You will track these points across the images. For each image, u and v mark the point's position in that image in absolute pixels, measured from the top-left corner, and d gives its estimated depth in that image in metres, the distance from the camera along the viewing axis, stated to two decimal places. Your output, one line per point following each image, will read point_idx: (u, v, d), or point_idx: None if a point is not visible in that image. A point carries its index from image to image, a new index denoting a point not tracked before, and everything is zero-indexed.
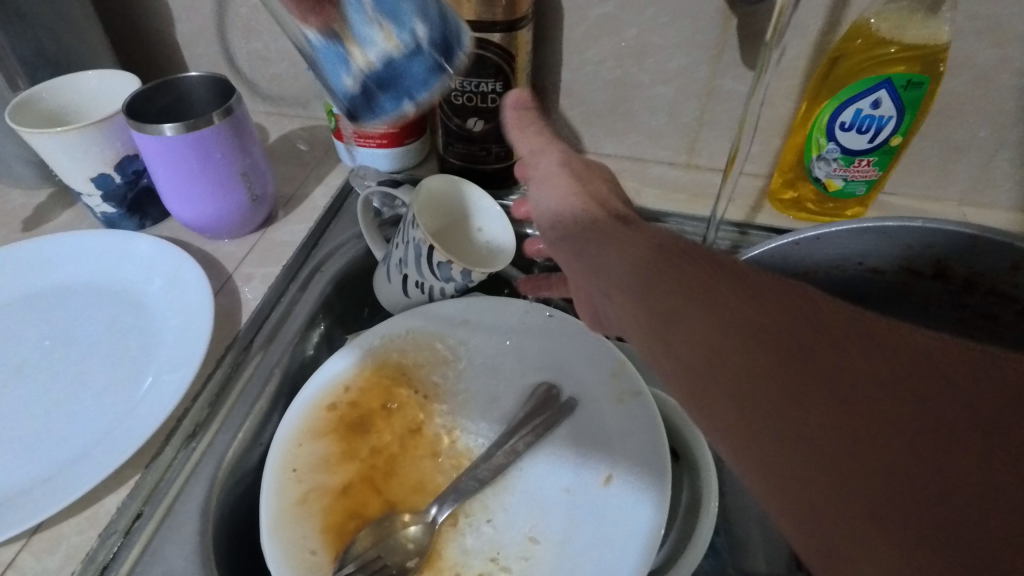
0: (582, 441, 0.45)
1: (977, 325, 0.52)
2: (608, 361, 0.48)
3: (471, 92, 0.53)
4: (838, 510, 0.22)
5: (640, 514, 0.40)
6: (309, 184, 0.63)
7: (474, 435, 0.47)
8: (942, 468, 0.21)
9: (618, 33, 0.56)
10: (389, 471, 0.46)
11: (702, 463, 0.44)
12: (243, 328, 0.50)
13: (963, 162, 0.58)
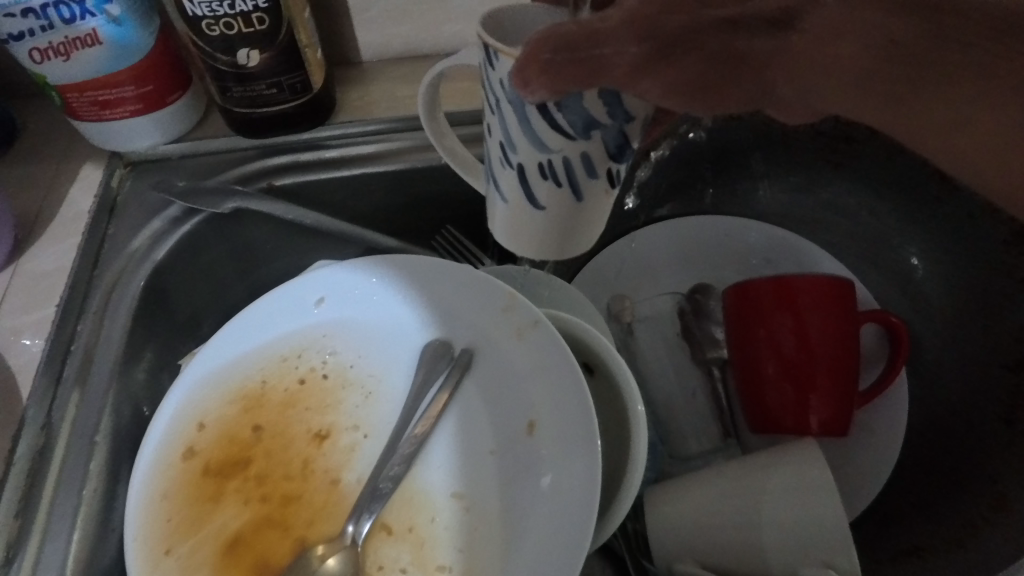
0: (494, 395, 0.40)
1: (836, 148, 0.48)
2: (495, 295, 0.41)
3: (227, 14, 0.40)
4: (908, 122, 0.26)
5: (575, 458, 0.35)
6: (61, 184, 0.48)
7: (373, 425, 0.41)
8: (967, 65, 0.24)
9: None
10: (288, 500, 0.39)
11: (624, 377, 0.40)
12: (30, 403, 0.38)
13: None
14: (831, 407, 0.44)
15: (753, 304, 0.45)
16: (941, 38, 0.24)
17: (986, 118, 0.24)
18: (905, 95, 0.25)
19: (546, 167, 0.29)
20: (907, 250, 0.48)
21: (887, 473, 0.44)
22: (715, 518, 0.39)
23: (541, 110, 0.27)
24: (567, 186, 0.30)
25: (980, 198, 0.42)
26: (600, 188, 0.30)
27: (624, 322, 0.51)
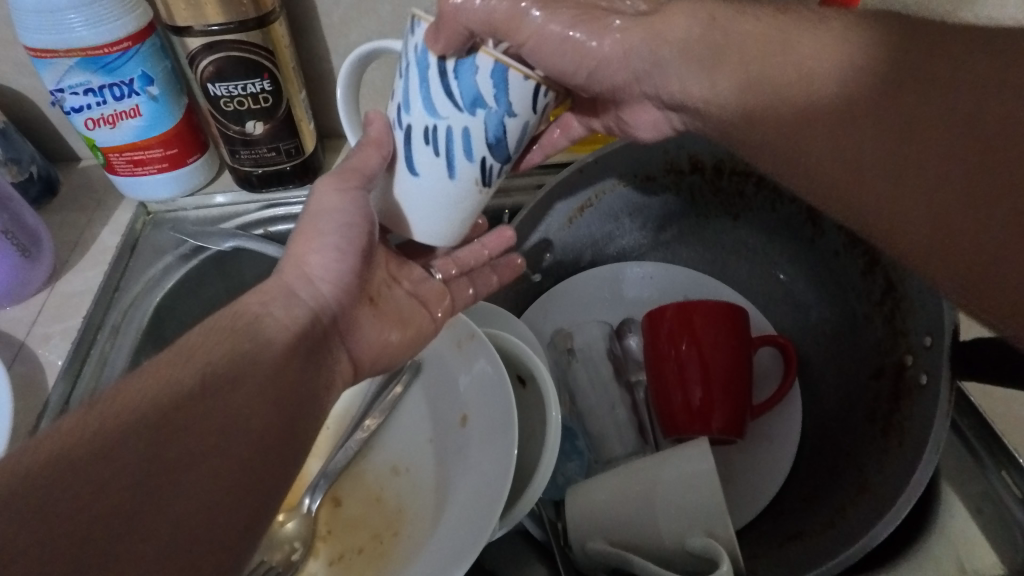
0: (435, 396, 0.47)
1: (733, 202, 0.59)
2: (442, 314, 0.49)
3: (240, 94, 0.52)
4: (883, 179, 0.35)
5: (491, 443, 0.42)
6: (94, 226, 0.58)
7: (335, 419, 0.49)
8: (886, 143, 0.35)
9: (374, 11, 0.57)
10: None
11: (544, 383, 0.47)
12: (52, 392, 0.47)
13: None
14: (726, 413, 0.51)
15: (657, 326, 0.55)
16: (895, 135, 0.35)
17: (993, 187, 0.33)
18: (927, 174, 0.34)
19: (431, 133, 0.38)
20: (779, 272, 0.59)
21: (780, 472, 0.52)
22: (622, 503, 0.46)
23: (442, 76, 0.36)
24: (444, 157, 0.38)
25: (841, 238, 0.52)
26: (471, 171, 0.39)
27: (561, 348, 0.58)
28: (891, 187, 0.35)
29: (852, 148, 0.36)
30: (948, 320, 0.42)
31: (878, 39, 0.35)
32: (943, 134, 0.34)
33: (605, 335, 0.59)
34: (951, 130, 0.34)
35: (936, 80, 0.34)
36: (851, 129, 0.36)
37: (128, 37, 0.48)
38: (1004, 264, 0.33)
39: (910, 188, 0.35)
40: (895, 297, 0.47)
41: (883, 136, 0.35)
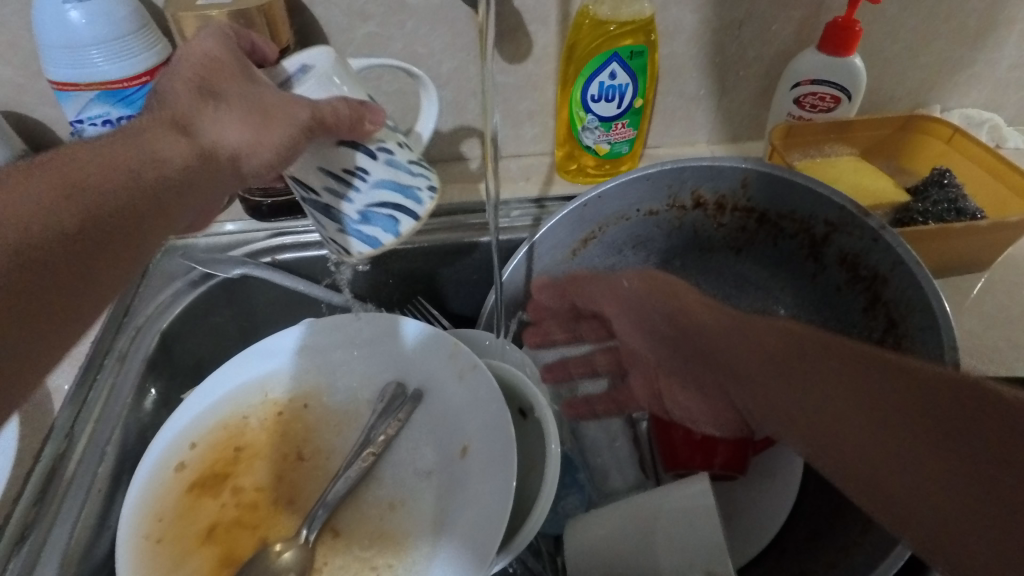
0: (436, 426, 0.48)
1: (735, 237, 0.59)
2: (444, 344, 0.50)
3: None
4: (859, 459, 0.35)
5: (494, 475, 0.43)
6: None
7: (335, 448, 0.49)
8: (874, 417, 0.35)
9: (386, 49, 0.60)
10: (255, 506, 0.47)
11: (543, 414, 0.47)
12: (58, 417, 0.48)
13: (702, 108, 0.69)
14: (728, 451, 0.51)
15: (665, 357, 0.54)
16: (875, 427, 0.35)
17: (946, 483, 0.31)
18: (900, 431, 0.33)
19: (383, 153, 0.42)
20: (781, 308, 0.59)
21: (785, 509, 0.51)
22: (621, 537, 0.46)
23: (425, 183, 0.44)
24: (354, 165, 0.41)
25: (842, 274, 0.53)
26: (322, 178, 0.41)
27: (564, 380, 0.59)
28: (886, 459, 0.34)
29: (823, 401, 0.38)
30: (948, 357, 0.42)
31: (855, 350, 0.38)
32: (899, 407, 0.34)
33: (608, 367, 0.59)
34: (916, 401, 0.34)
35: (908, 373, 0.35)
36: (823, 399, 0.38)
37: (146, 72, 0.50)
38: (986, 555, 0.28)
39: (867, 447, 0.35)
40: (897, 334, 0.48)
41: (860, 411, 0.36)
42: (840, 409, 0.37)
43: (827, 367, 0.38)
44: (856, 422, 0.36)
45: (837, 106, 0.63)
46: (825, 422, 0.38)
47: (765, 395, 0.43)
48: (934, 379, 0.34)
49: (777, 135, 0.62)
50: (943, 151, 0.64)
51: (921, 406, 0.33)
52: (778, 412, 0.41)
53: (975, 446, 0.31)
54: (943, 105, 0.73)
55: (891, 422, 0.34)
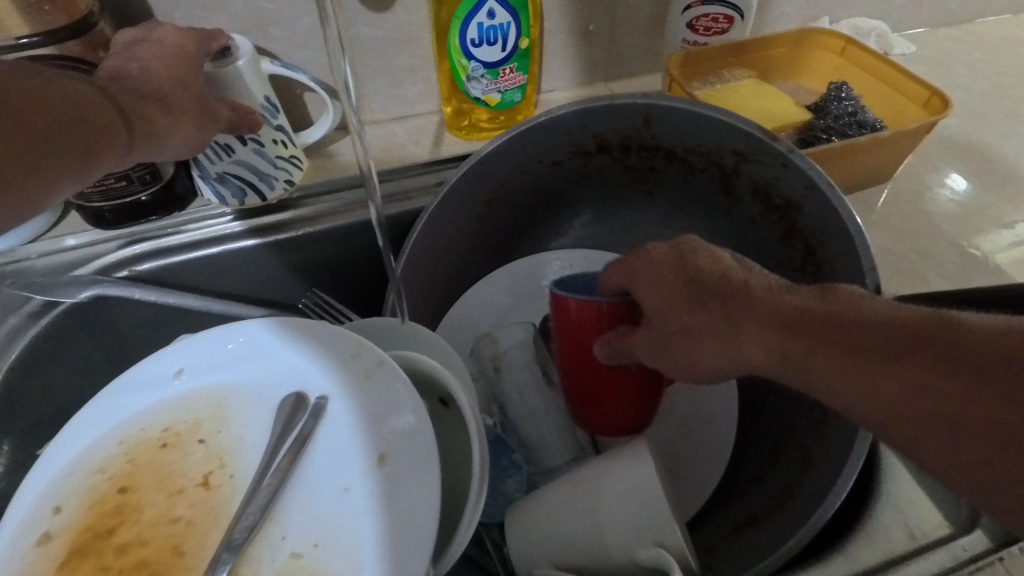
0: (345, 436, 0.42)
1: (645, 180, 0.56)
2: (345, 344, 0.45)
3: None
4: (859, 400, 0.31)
5: (419, 480, 0.38)
6: None
7: (234, 480, 0.42)
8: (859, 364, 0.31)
9: (223, 6, 0.50)
10: (143, 564, 0.40)
11: (462, 401, 0.42)
12: None
13: (594, 45, 0.64)
14: (629, 417, 0.49)
15: (581, 326, 0.46)
16: (862, 371, 0.30)
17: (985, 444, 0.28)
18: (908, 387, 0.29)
19: (257, 140, 0.49)
20: None
21: (726, 454, 0.50)
22: (564, 517, 0.43)
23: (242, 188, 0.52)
24: (248, 145, 0.49)
25: (756, 205, 0.50)
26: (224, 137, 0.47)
27: (485, 356, 0.54)
28: (878, 390, 0.30)
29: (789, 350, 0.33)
30: (870, 281, 0.41)
31: (791, 300, 0.34)
32: (950, 373, 0.28)
33: (529, 337, 0.55)
34: (970, 359, 0.28)
35: (913, 327, 0.30)
36: (797, 344, 0.33)
37: None
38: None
39: (929, 441, 0.29)
40: (816, 261, 0.46)
41: (900, 387, 0.30)
42: (899, 400, 0.30)
43: (848, 331, 0.31)
44: (842, 368, 0.31)
45: (731, 27, 0.60)
46: (799, 363, 0.33)
47: (691, 338, 0.38)
48: (948, 326, 0.29)
49: (675, 65, 0.58)
50: (837, 64, 0.63)
51: (944, 350, 0.29)
52: (709, 339, 0.37)
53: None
54: (832, 17, 0.71)
55: (901, 358, 0.30)
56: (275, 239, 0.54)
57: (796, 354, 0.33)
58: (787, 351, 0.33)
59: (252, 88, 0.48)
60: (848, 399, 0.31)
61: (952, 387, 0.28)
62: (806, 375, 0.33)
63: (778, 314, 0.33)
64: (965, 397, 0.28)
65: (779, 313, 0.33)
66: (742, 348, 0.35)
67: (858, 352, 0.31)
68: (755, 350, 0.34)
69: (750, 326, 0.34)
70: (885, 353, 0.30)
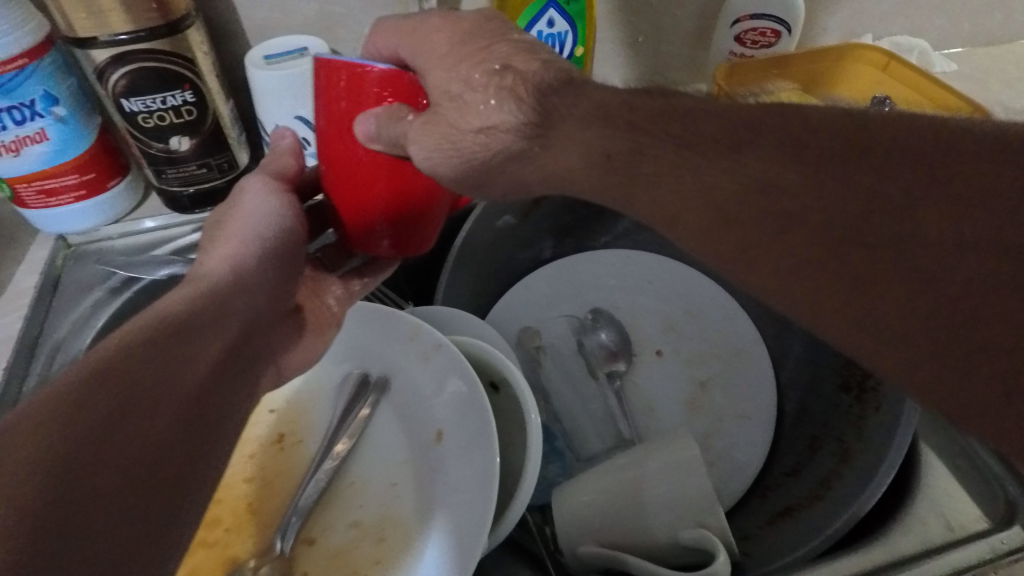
0: (405, 413, 0.45)
1: None
2: (404, 327, 0.47)
3: (159, 109, 0.48)
4: (753, 232, 0.28)
5: (473, 455, 0.41)
6: (7, 268, 0.53)
7: (300, 447, 0.45)
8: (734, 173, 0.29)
9: (300, 10, 0.54)
10: (218, 522, 0.43)
11: (516, 386, 0.45)
12: None
13: (641, 55, 0.66)
14: (408, 224, 0.41)
15: (350, 109, 0.36)
16: (742, 184, 0.29)
17: (909, 258, 0.25)
18: (798, 200, 0.27)
19: None
20: None
21: (762, 449, 0.52)
22: (610, 499, 0.45)
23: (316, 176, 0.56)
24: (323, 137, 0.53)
25: None
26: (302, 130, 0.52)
27: (530, 348, 0.57)
28: (758, 202, 0.28)
29: (649, 176, 0.31)
30: None
31: (620, 109, 0.32)
32: (783, 160, 0.28)
33: (573, 330, 0.58)
34: (806, 143, 0.28)
35: (745, 113, 0.30)
36: (664, 160, 0.30)
37: (24, 53, 0.43)
38: (939, 303, 0.25)
39: (760, 244, 0.28)
40: None
41: (731, 185, 0.29)
42: (722, 206, 0.29)
43: (677, 127, 0.30)
44: (724, 185, 0.29)
45: (777, 40, 0.63)
46: (674, 190, 0.30)
47: (447, 146, 0.36)
48: (810, 120, 0.28)
49: (720, 74, 0.61)
50: (878, 79, 0.65)
51: (830, 147, 0.28)
52: (470, 145, 0.36)
53: (859, 181, 0.27)
54: (873, 34, 0.73)
55: (793, 160, 0.28)
56: None
57: (659, 168, 0.30)
58: (643, 170, 0.31)
59: None
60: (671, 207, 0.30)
61: (857, 192, 0.27)
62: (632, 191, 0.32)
63: (611, 122, 0.32)
64: (873, 197, 0.26)
65: (605, 113, 0.32)
66: (592, 168, 0.32)
67: (731, 159, 0.29)
68: (579, 161, 0.33)
69: (569, 136, 0.33)
70: (769, 151, 0.28)
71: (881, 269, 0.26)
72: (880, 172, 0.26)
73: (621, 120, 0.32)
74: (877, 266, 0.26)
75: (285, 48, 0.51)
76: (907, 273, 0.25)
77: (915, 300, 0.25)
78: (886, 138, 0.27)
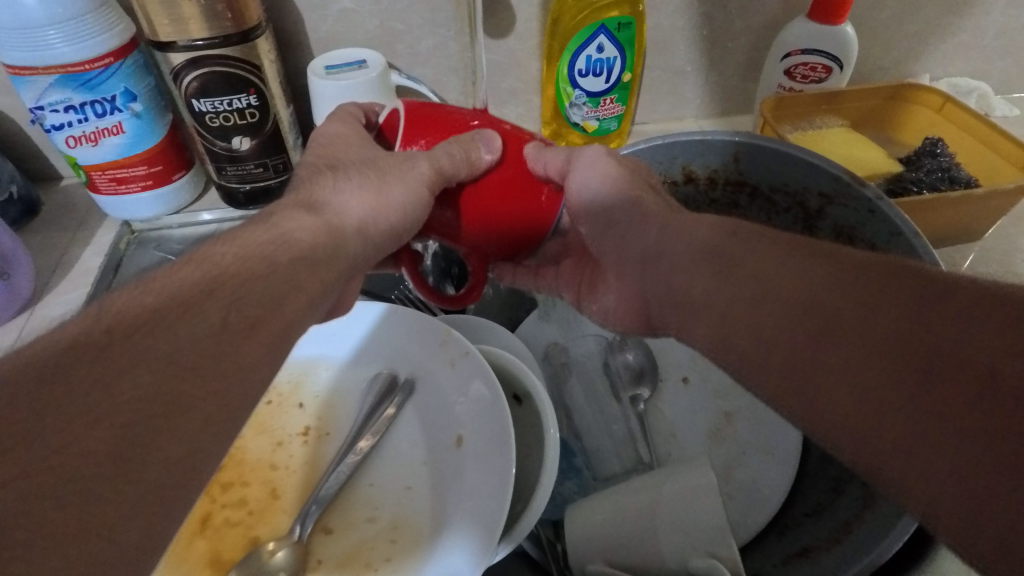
0: (429, 415, 0.46)
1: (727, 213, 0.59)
2: (435, 333, 0.49)
3: (225, 110, 0.51)
4: (782, 341, 0.28)
5: (491, 461, 0.41)
6: (77, 247, 0.57)
7: (326, 439, 0.47)
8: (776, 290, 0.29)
9: (362, 25, 0.57)
10: (244, 503, 0.45)
11: (539, 399, 0.46)
12: None
13: (689, 83, 0.67)
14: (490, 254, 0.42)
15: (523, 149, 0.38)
16: (777, 300, 0.29)
17: (925, 406, 0.23)
18: (826, 325, 0.27)
19: None
20: None
21: (784, 486, 0.51)
22: (623, 519, 0.45)
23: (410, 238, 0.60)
24: None
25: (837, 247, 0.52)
26: None
27: (557, 364, 0.58)
28: (790, 320, 0.28)
29: (707, 276, 0.33)
30: None
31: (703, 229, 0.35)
32: (837, 288, 0.27)
33: (601, 350, 0.58)
34: (864, 277, 0.27)
35: (829, 251, 0.30)
36: (712, 275, 0.32)
37: (110, 53, 0.47)
38: (954, 466, 0.22)
39: (788, 366, 0.28)
40: None
41: (781, 303, 0.29)
42: (767, 322, 0.29)
43: (757, 250, 0.32)
44: (770, 298, 0.29)
45: (828, 76, 0.62)
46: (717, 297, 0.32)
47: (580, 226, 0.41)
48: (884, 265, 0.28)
49: (768, 107, 0.61)
50: (933, 120, 0.63)
51: (887, 286, 0.26)
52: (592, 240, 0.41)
53: (902, 309, 0.25)
54: (931, 74, 0.72)
55: (834, 290, 0.27)
56: None
57: (713, 272, 0.33)
58: (697, 273, 0.33)
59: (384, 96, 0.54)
60: (730, 318, 0.31)
61: (887, 328, 0.25)
62: (702, 297, 0.33)
63: (691, 239, 0.35)
64: (896, 338, 0.25)
65: (688, 243, 0.35)
66: (656, 273, 0.36)
67: (777, 280, 0.30)
68: (653, 268, 0.36)
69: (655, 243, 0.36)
70: (816, 275, 0.29)
71: (900, 419, 0.24)
72: (923, 321, 0.25)
73: (699, 241, 0.34)
74: (892, 405, 0.24)
75: (344, 59, 0.54)
76: (937, 424, 0.23)
77: (932, 449, 0.23)
78: (947, 289, 0.25)
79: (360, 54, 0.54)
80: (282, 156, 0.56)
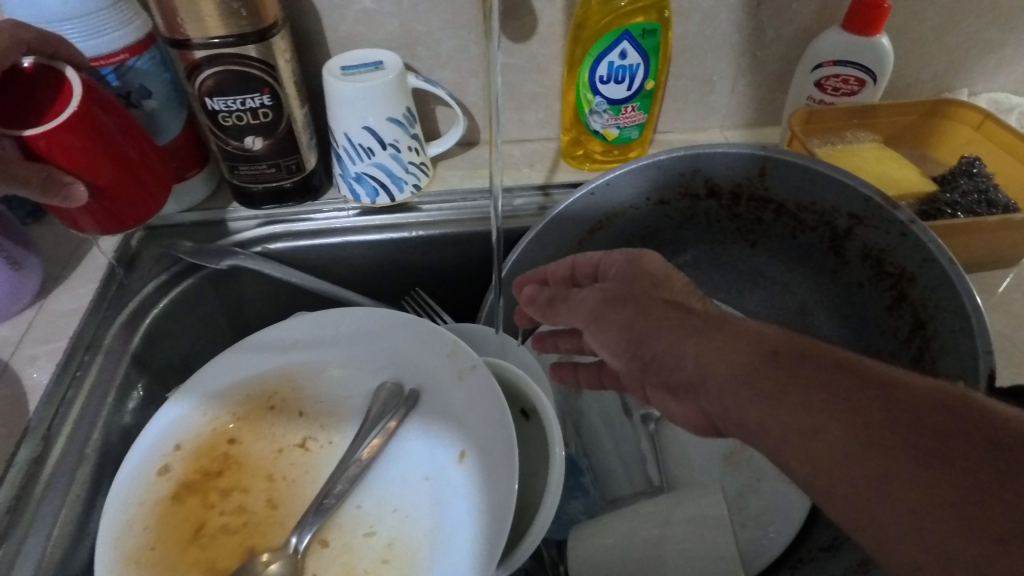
0: (434, 428, 0.45)
1: (751, 229, 0.56)
2: (442, 343, 0.47)
3: (239, 109, 0.50)
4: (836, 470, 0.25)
5: (495, 481, 0.40)
6: (90, 240, 0.57)
7: (329, 448, 0.46)
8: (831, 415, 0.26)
9: (382, 25, 0.56)
10: (242, 511, 0.44)
11: (546, 415, 0.44)
12: (35, 414, 0.45)
13: (716, 92, 0.65)
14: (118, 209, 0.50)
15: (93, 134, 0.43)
16: (834, 423, 0.26)
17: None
18: (889, 462, 0.24)
19: (394, 144, 0.54)
20: (802, 302, 0.56)
21: (799, 517, 0.49)
22: (627, 545, 0.43)
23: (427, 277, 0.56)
24: (386, 147, 0.54)
25: (865, 270, 0.50)
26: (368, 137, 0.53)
27: None
28: (848, 451, 0.25)
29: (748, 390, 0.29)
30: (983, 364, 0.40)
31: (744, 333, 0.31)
32: (905, 437, 0.25)
33: None
34: (930, 420, 0.25)
35: (883, 375, 0.27)
36: (754, 388, 0.29)
37: (125, 49, 0.47)
38: None
39: (849, 492, 0.25)
40: (924, 334, 0.46)
41: (841, 436, 0.26)
42: (825, 457, 0.26)
43: (812, 380, 0.28)
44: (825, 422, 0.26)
45: (861, 89, 0.59)
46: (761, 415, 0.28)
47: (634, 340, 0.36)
48: (948, 402, 0.25)
49: (797, 120, 0.59)
50: (972, 138, 0.60)
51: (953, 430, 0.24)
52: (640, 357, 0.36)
53: (976, 457, 0.23)
54: (971, 89, 0.69)
55: (895, 427, 0.25)
56: (391, 237, 0.59)
57: (759, 384, 0.29)
58: (737, 383, 0.30)
59: (401, 99, 0.53)
60: (780, 448, 0.28)
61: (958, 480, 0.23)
62: (749, 421, 0.29)
63: (730, 343, 0.31)
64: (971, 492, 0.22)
65: (728, 348, 0.31)
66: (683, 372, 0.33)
67: (831, 397, 0.27)
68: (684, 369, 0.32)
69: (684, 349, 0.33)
70: (875, 403, 0.26)
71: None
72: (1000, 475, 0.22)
73: (745, 343, 0.31)
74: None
75: (362, 60, 0.53)
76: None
77: None
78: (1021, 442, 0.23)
79: (380, 55, 0.53)
80: (295, 157, 0.55)
